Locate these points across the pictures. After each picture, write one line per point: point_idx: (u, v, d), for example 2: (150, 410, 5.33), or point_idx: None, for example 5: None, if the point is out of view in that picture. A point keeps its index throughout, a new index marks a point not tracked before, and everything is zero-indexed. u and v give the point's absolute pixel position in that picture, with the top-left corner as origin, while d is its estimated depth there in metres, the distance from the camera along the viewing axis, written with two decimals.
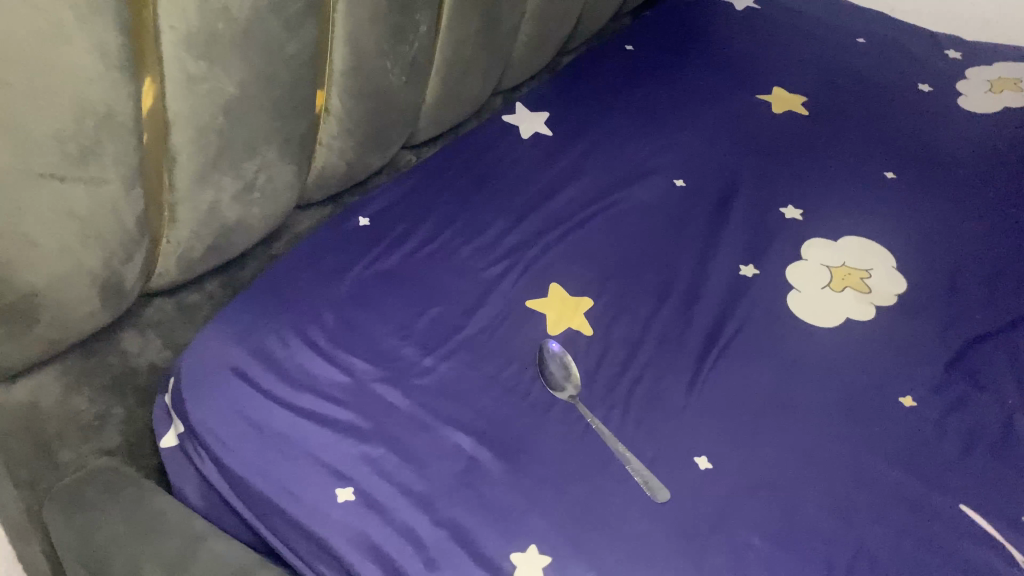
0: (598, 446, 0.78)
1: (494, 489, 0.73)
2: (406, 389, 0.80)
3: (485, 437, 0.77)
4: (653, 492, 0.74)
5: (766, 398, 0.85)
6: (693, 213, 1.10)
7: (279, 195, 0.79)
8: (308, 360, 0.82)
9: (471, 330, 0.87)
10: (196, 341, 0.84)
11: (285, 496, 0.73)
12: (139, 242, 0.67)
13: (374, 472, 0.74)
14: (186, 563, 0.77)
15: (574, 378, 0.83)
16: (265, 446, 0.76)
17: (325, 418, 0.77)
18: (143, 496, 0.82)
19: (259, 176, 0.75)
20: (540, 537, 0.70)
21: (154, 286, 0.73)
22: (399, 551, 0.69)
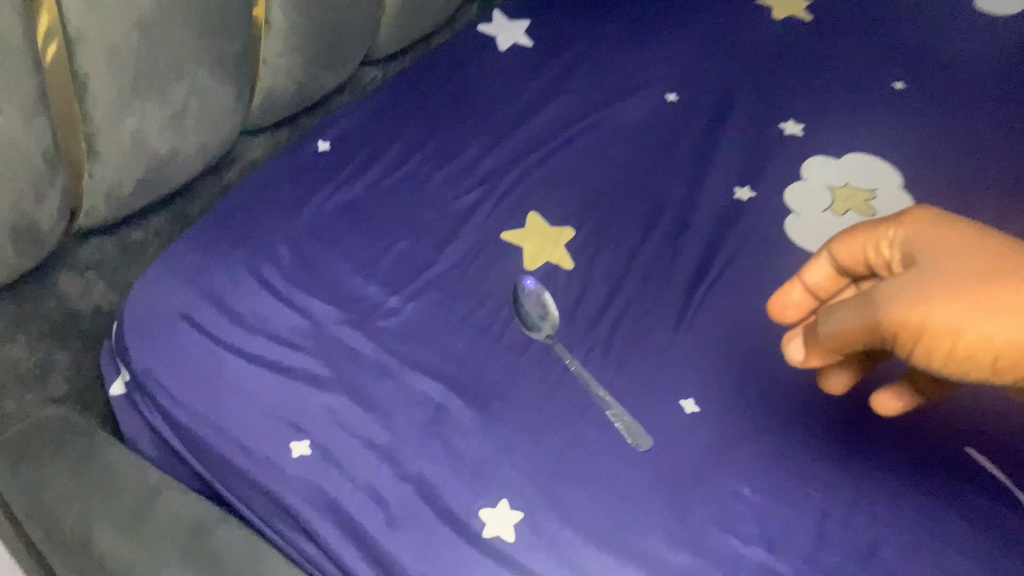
0: (577, 389, 0.72)
1: (464, 439, 0.68)
2: (369, 333, 0.74)
3: (454, 382, 0.72)
4: (635, 441, 0.68)
5: (759, 333, 0.79)
6: (685, 131, 1.02)
7: (219, 123, 0.71)
8: (263, 302, 0.75)
9: (440, 267, 0.81)
10: (141, 282, 0.77)
11: (238, 451, 0.67)
12: (53, 178, 0.59)
13: (334, 422, 0.68)
14: (139, 521, 0.73)
15: (551, 316, 0.76)
16: (216, 397, 0.70)
17: (280, 365, 0.71)
18: (94, 449, 0.77)
19: (191, 101, 0.67)
20: (512, 490, 0.65)
21: (81, 225, 0.66)
22: (360, 509, 0.64)
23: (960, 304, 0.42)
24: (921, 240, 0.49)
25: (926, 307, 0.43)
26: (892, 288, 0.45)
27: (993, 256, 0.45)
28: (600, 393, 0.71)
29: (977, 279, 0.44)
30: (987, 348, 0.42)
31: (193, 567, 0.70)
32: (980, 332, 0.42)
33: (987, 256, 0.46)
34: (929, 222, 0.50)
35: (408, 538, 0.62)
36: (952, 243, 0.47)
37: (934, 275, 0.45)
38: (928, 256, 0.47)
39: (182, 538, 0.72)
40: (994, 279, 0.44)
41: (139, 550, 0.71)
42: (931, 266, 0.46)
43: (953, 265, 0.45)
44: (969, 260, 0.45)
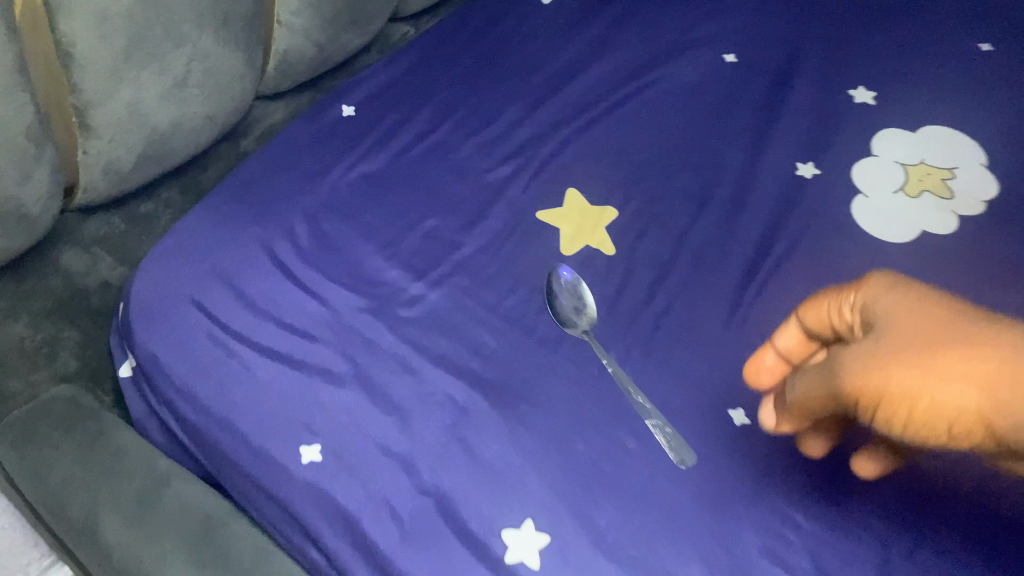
0: (615, 394, 0.65)
1: (488, 447, 0.62)
2: (389, 323, 0.68)
3: (480, 381, 0.65)
4: (678, 457, 0.62)
5: None
6: (743, 96, 0.93)
7: (225, 91, 0.71)
8: (277, 286, 0.70)
9: (470, 248, 0.75)
10: (149, 260, 0.71)
11: (245, 452, 0.63)
12: (41, 156, 0.59)
13: (348, 424, 0.63)
14: (145, 513, 0.68)
15: (587, 309, 0.70)
16: (222, 391, 0.65)
17: (291, 358, 0.66)
18: (101, 433, 0.72)
19: (192, 70, 0.66)
20: (539, 508, 0.59)
21: (80, 201, 0.66)
22: (372, 522, 0.59)
23: (906, 372, 0.42)
24: (878, 303, 0.48)
25: (877, 377, 0.43)
26: (848, 356, 0.45)
27: (946, 317, 0.44)
28: (640, 399, 0.64)
29: (927, 344, 0.43)
30: (939, 417, 0.42)
31: (199, 567, 0.65)
32: (928, 401, 0.42)
33: (940, 315, 0.44)
34: (887, 282, 0.49)
35: (422, 557, 0.57)
36: (907, 303, 0.46)
37: (885, 340, 0.45)
38: (882, 323, 0.46)
39: (190, 534, 0.67)
40: (944, 342, 0.43)
41: (143, 544, 0.66)
42: (885, 330, 0.45)
43: (903, 330, 0.45)
44: (920, 323, 0.44)
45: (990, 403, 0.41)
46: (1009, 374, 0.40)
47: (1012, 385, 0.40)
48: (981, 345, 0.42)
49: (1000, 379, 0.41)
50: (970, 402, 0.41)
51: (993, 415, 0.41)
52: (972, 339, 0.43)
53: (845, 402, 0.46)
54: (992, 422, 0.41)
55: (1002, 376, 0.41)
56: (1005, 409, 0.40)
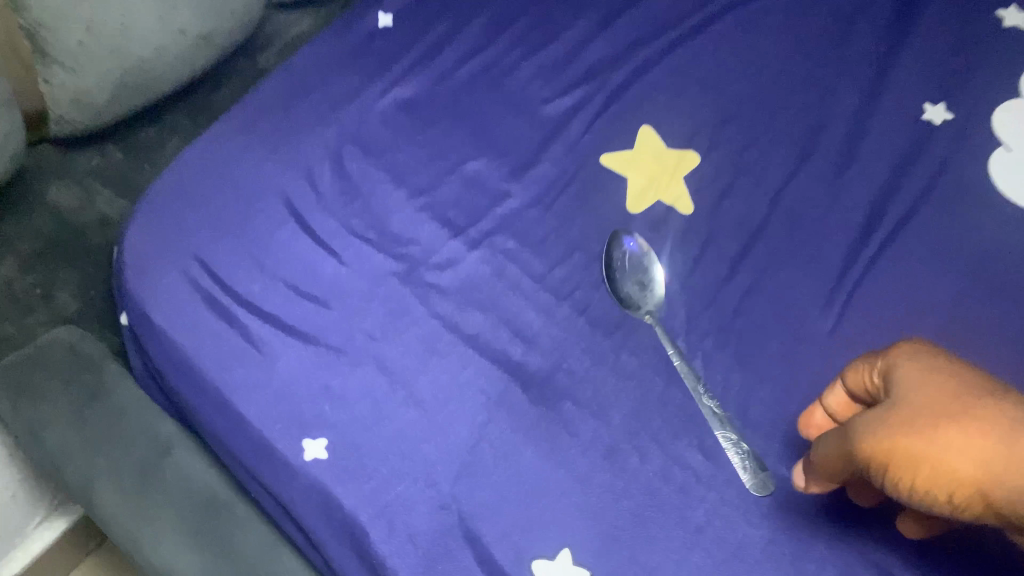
0: (678, 397, 0.56)
1: (524, 455, 0.52)
2: (418, 291, 0.58)
3: (520, 372, 0.55)
4: (753, 483, 0.52)
5: (932, 328, 0.60)
6: (864, 15, 0.76)
7: (204, 8, 0.70)
8: (291, 239, 0.60)
9: (519, 202, 0.64)
10: (152, 200, 0.61)
11: (243, 439, 0.54)
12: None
13: (359, 415, 0.53)
14: (146, 489, 0.61)
15: (653, 285, 0.59)
16: (221, 364, 0.55)
17: (300, 330, 0.56)
18: (100, 390, 0.64)
19: None
20: (581, 536, 0.50)
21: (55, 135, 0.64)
22: (382, 537, 0.49)
23: (909, 439, 0.40)
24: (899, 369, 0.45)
25: (881, 442, 0.41)
26: (858, 418, 0.43)
27: (959, 386, 0.42)
28: (709, 404, 0.55)
29: (932, 412, 0.40)
30: (937, 488, 0.39)
31: (197, 554, 0.59)
32: (928, 472, 0.39)
33: (953, 382, 0.42)
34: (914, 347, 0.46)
35: None
36: (923, 369, 0.43)
37: (895, 404, 0.42)
38: (897, 387, 0.44)
39: (189, 515, 0.60)
40: (953, 412, 0.40)
41: (139, 520, 0.60)
42: (897, 395, 0.43)
43: (913, 396, 0.42)
44: (932, 389, 0.42)
45: (989, 479, 0.38)
46: (1009, 447, 0.38)
47: (1012, 460, 0.37)
48: (987, 418, 0.39)
49: (1003, 454, 0.38)
50: (968, 475, 0.38)
51: (992, 489, 0.38)
52: (980, 410, 0.40)
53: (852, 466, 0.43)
54: (990, 498, 0.38)
55: (1005, 450, 0.38)
56: (1003, 485, 0.37)
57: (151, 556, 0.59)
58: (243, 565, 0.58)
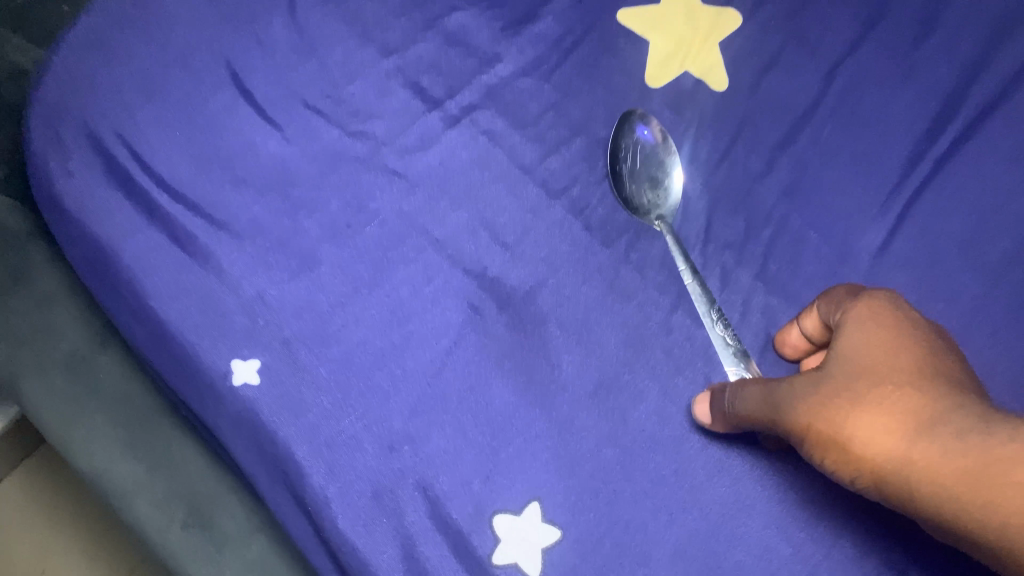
0: (686, 322, 0.46)
1: (495, 388, 0.44)
2: (380, 179, 0.48)
3: (496, 287, 0.46)
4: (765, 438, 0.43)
5: (1012, 244, 0.48)
6: None
7: None
8: (230, 109, 0.49)
9: (513, 70, 0.53)
10: (67, 52, 0.50)
11: (166, 353, 0.46)
12: None
13: (299, 332, 0.44)
14: (77, 393, 0.53)
15: (662, 187, 0.50)
16: (140, 262, 0.46)
17: (236, 223, 0.46)
18: (21, 277, 0.54)
19: None
20: (555, 487, 0.42)
21: None
22: (321, 478, 0.41)
23: (818, 414, 0.35)
24: (850, 333, 0.38)
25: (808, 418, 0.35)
26: (791, 384, 0.37)
27: (900, 359, 0.35)
28: (725, 335, 0.45)
29: (852, 387, 0.35)
30: (841, 471, 0.34)
31: (132, 464, 0.52)
32: (832, 453, 0.34)
33: (895, 355, 0.35)
34: (877, 310, 0.38)
35: (382, 542, 0.40)
36: (875, 334, 0.37)
37: (831, 374, 0.36)
38: (841, 353, 0.37)
39: (126, 419, 0.53)
40: (875, 389, 0.34)
41: (68, 423, 0.53)
42: (838, 363, 0.36)
43: (846, 365, 0.36)
44: (872, 362, 0.35)
45: (882, 471, 0.32)
46: (912, 441, 0.32)
47: (911, 451, 0.31)
48: (905, 399, 0.33)
49: (900, 448, 0.32)
50: (862, 459, 0.33)
51: (889, 481, 0.32)
52: (901, 391, 0.33)
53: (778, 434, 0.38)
54: (882, 488, 0.33)
55: (901, 443, 0.32)
56: (898, 477, 0.32)
57: (79, 459, 0.52)
58: (184, 482, 0.52)
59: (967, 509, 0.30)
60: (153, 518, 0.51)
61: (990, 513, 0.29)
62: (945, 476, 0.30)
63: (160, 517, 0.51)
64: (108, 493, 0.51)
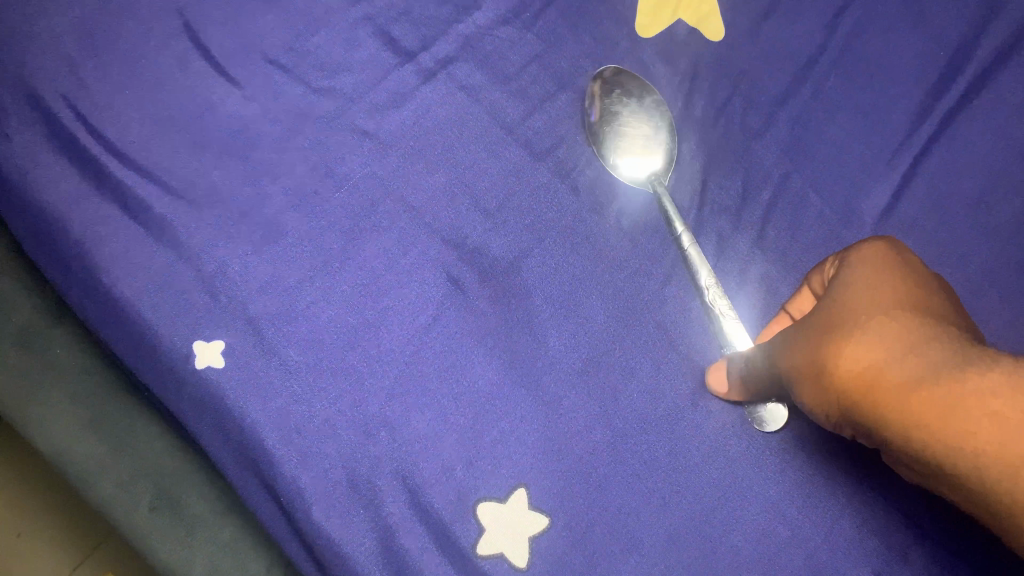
0: (680, 294, 0.43)
1: (477, 367, 0.41)
2: (350, 141, 0.44)
3: (477, 257, 0.43)
4: (764, 420, 0.41)
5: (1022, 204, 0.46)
6: None
7: None
8: (182, 64, 0.45)
9: (491, 17, 0.48)
10: None
11: (122, 333, 0.42)
12: None
13: (264, 310, 0.41)
14: (30, 369, 0.50)
15: (649, 147, 0.46)
16: (87, 237, 0.42)
17: (193, 193, 0.43)
18: None
19: None
20: (542, 472, 0.39)
21: None
22: (292, 467, 0.38)
23: (801, 338, 0.33)
24: (846, 266, 0.35)
25: (792, 348, 0.33)
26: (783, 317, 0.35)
27: (891, 288, 0.32)
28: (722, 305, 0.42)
29: (835, 315, 0.32)
30: (816, 403, 0.32)
31: (94, 442, 0.49)
32: (807, 381, 0.32)
33: (882, 286, 0.33)
34: (876, 246, 0.36)
35: (359, 535, 0.38)
36: (866, 268, 0.34)
37: (822, 306, 0.33)
38: (836, 284, 0.34)
39: (85, 397, 0.50)
40: (859, 312, 0.31)
41: (20, 401, 0.49)
42: (830, 293, 0.34)
43: (833, 296, 0.34)
44: (864, 289, 0.33)
45: (851, 394, 0.30)
46: (889, 365, 0.29)
47: (887, 376, 0.29)
48: (887, 320, 0.30)
49: (873, 367, 0.30)
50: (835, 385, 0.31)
51: (861, 409, 0.30)
52: (885, 313, 0.31)
53: (766, 369, 0.36)
54: (854, 414, 0.31)
55: (876, 368, 0.30)
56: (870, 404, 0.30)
57: (35, 438, 0.49)
58: (149, 463, 0.49)
59: (938, 435, 0.28)
60: (118, 499, 0.48)
61: (962, 441, 0.27)
62: (918, 403, 0.28)
63: (126, 499, 0.48)
64: (69, 474, 0.48)
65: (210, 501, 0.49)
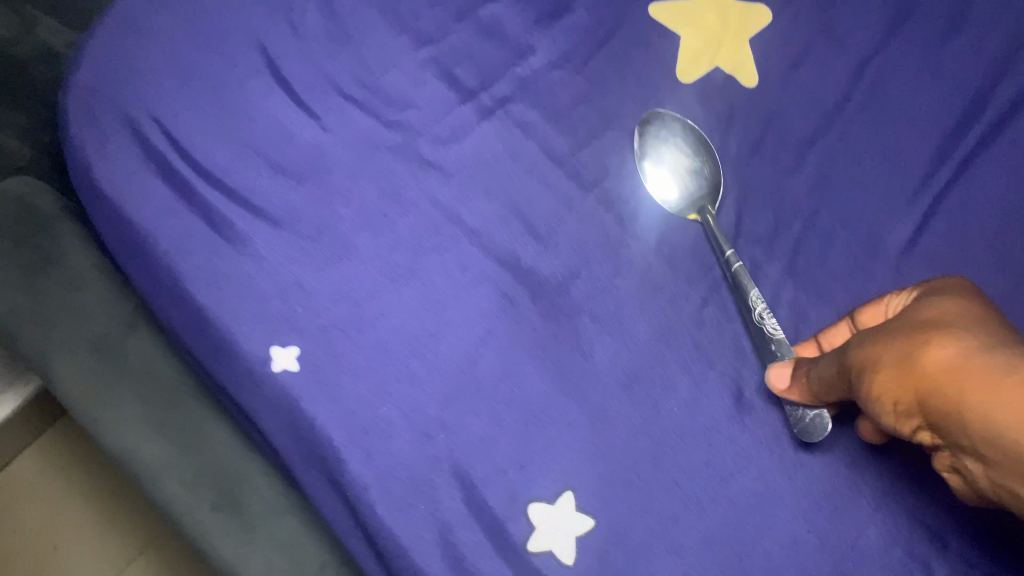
0: (716, 316, 0.47)
1: (528, 377, 0.44)
2: (414, 169, 0.49)
3: (530, 277, 0.47)
4: (812, 426, 0.42)
5: None
6: None
7: None
8: (264, 94, 0.49)
9: (544, 61, 0.53)
10: (102, 35, 0.50)
11: (207, 339, 0.46)
12: None
13: (335, 320, 0.45)
14: (106, 369, 0.54)
15: (689, 181, 0.50)
16: (178, 252, 0.46)
17: (274, 212, 0.47)
18: (56, 257, 0.56)
19: None
20: (588, 476, 0.43)
21: None
22: (358, 464, 0.42)
23: (884, 339, 0.34)
24: (938, 298, 0.37)
25: (875, 346, 0.34)
26: (871, 327, 0.36)
27: (982, 313, 0.33)
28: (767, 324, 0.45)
29: (925, 324, 0.33)
30: (889, 397, 0.33)
31: (163, 443, 0.52)
32: (885, 373, 0.33)
33: (973, 312, 0.34)
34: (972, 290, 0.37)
35: (419, 529, 0.41)
36: (957, 298, 0.36)
37: (912, 319, 0.35)
38: (926, 307, 0.36)
39: (153, 400, 0.53)
40: (951, 326, 0.32)
41: (91, 401, 0.53)
42: (921, 312, 0.35)
43: (923, 314, 0.35)
44: (955, 311, 0.34)
45: (928, 382, 0.31)
46: (971, 355, 0.30)
47: (968, 362, 0.30)
48: (978, 332, 0.31)
49: (955, 357, 0.30)
50: (914, 372, 0.31)
51: (934, 395, 0.30)
52: (979, 330, 0.32)
53: (835, 374, 0.37)
54: (926, 408, 0.31)
55: (957, 357, 0.30)
56: (944, 388, 0.30)
57: (107, 440, 0.52)
58: (215, 459, 0.52)
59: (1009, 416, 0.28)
60: (179, 497, 0.51)
61: None
62: (992, 383, 0.28)
63: (187, 499, 0.51)
64: (137, 475, 0.51)
65: (272, 493, 0.52)
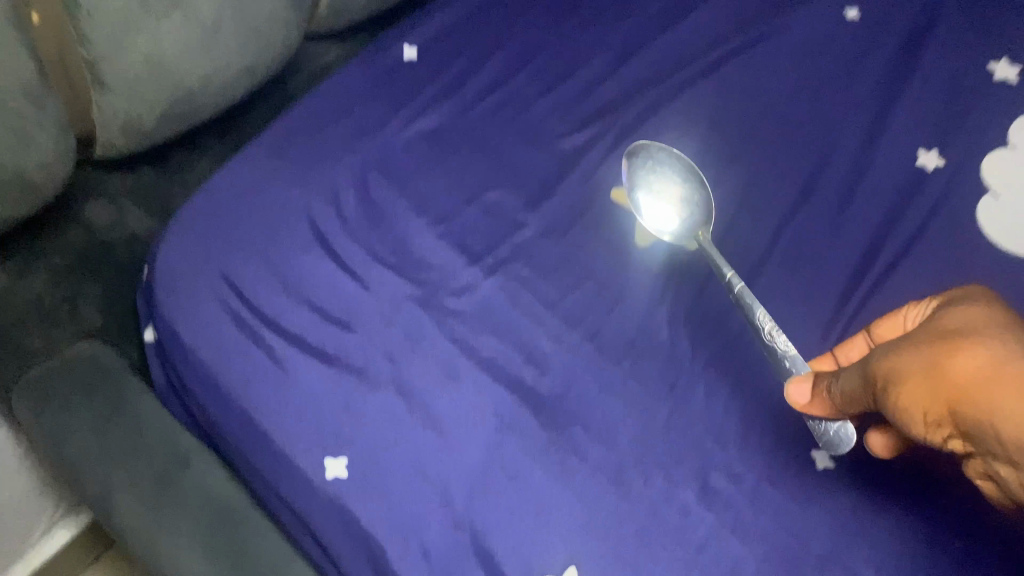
0: (682, 422, 0.58)
1: (533, 477, 0.55)
2: (434, 315, 0.61)
3: (531, 396, 0.58)
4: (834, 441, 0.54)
5: None
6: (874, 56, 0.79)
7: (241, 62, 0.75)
8: (314, 263, 0.62)
9: (533, 230, 0.67)
10: (185, 219, 0.64)
11: (269, 456, 0.57)
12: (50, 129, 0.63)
13: (376, 437, 0.56)
14: (162, 498, 0.62)
15: (687, 206, 0.68)
16: (248, 388, 0.58)
17: (324, 353, 0.59)
18: (122, 402, 0.65)
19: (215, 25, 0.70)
20: (584, 553, 0.52)
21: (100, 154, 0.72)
22: (398, 553, 0.52)
23: (914, 353, 0.46)
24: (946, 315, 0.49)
25: (906, 358, 0.46)
26: (895, 342, 0.48)
27: (990, 325, 0.46)
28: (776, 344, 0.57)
29: (948, 339, 0.45)
30: (923, 403, 0.44)
31: (210, 562, 0.59)
32: (921, 385, 0.44)
33: (984, 324, 0.46)
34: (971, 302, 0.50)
35: None
36: (964, 314, 0.48)
37: (932, 334, 0.47)
38: (941, 324, 0.48)
39: (205, 523, 0.61)
40: (968, 340, 0.45)
41: (151, 525, 0.61)
42: (938, 328, 0.48)
43: (942, 330, 0.47)
44: (970, 325, 0.47)
45: (962, 388, 0.42)
46: (999, 367, 0.42)
47: (998, 373, 0.42)
48: (993, 345, 0.44)
49: (987, 368, 0.42)
50: (949, 381, 0.43)
51: (968, 401, 0.42)
52: (990, 341, 0.44)
53: (860, 388, 0.48)
54: (958, 413, 0.43)
55: (988, 369, 0.42)
56: (978, 396, 0.42)
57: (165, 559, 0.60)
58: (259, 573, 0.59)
59: None
60: None
61: None
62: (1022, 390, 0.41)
63: None
64: None
65: None
